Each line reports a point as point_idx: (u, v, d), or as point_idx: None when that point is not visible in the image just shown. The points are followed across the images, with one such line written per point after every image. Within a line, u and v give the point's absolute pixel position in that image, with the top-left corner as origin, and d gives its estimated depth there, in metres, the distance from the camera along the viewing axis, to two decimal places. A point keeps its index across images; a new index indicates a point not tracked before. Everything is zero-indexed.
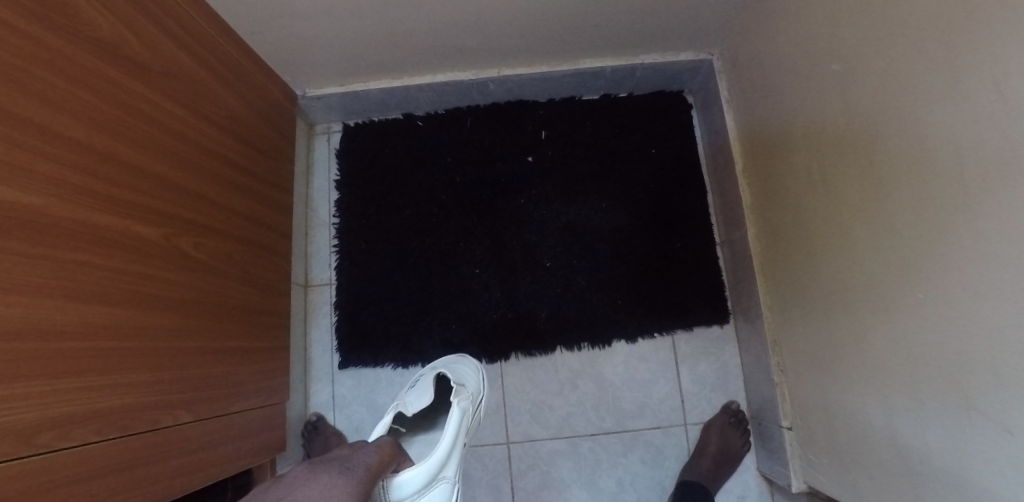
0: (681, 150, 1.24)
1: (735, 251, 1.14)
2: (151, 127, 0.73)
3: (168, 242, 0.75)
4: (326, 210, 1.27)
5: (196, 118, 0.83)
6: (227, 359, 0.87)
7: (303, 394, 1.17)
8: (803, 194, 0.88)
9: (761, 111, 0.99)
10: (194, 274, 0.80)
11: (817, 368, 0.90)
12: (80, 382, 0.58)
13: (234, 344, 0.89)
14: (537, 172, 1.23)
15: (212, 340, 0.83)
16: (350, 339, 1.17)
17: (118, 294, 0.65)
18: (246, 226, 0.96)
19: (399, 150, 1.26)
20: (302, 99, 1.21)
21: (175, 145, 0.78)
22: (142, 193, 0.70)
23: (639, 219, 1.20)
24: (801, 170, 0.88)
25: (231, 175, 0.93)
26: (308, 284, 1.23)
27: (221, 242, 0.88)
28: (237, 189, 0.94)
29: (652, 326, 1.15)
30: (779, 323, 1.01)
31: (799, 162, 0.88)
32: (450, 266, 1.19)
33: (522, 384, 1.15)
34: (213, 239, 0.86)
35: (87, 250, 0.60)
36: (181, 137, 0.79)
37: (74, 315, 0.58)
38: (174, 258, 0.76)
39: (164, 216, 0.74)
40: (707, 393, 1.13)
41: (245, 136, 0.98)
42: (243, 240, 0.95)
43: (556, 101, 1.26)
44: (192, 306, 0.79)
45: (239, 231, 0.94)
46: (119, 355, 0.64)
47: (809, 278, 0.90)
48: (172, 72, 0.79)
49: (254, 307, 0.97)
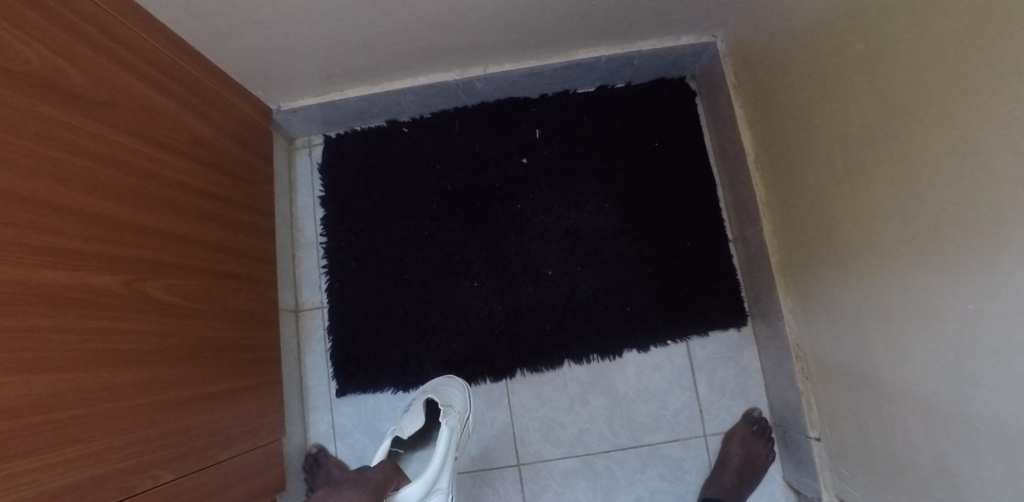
0: (686, 141, 1.15)
1: (749, 249, 1.06)
2: (101, 165, 0.66)
3: (132, 290, 0.68)
4: (313, 229, 1.20)
5: (153, 149, 0.76)
6: (209, 405, 0.81)
7: (301, 425, 1.12)
8: (825, 189, 0.80)
9: (773, 98, 0.90)
10: (164, 320, 0.74)
11: (845, 378, 0.83)
12: (41, 460, 0.53)
13: (216, 388, 0.84)
14: (533, 174, 1.15)
15: (190, 387, 0.78)
16: (346, 365, 1.12)
17: (77, 356, 0.59)
18: (222, 259, 0.90)
19: (386, 160, 1.19)
20: (278, 113, 1.13)
21: (132, 182, 0.71)
22: (97, 240, 0.64)
23: (645, 219, 1.12)
24: (821, 163, 0.80)
25: (200, 205, 0.86)
26: (299, 309, 1.17)
27: (195, 280, 0.82)
28: (208, 220, 0.87)
29: (664, 334, 1.08)
30: (801, 326, 0.94)
31: (819, 153, 0.80)
32: (447, 282, 1.12)
33: (529, 402, 1.09)
34: (185, 278, 0.79)
35: (38, 313, 0.54)
36: (138, 172, 0.72)
37: (29, 387, 0.52)
38: (140, 306, 0.69)
39: (124, 262, 0.68)
40: (726, 401, 1.07)
41: (213, 161, 0.91)
42: (219, 273, 0.89)
43: (549, 97, 1.17)
44: (165, 355, 0.73)
45: (214, 265, 0.87)
46: (82, 423, 0.59)
47: (833, 280, 0.82)
48: (123, 101, 0.72)
49: (237, 344, 0.91)
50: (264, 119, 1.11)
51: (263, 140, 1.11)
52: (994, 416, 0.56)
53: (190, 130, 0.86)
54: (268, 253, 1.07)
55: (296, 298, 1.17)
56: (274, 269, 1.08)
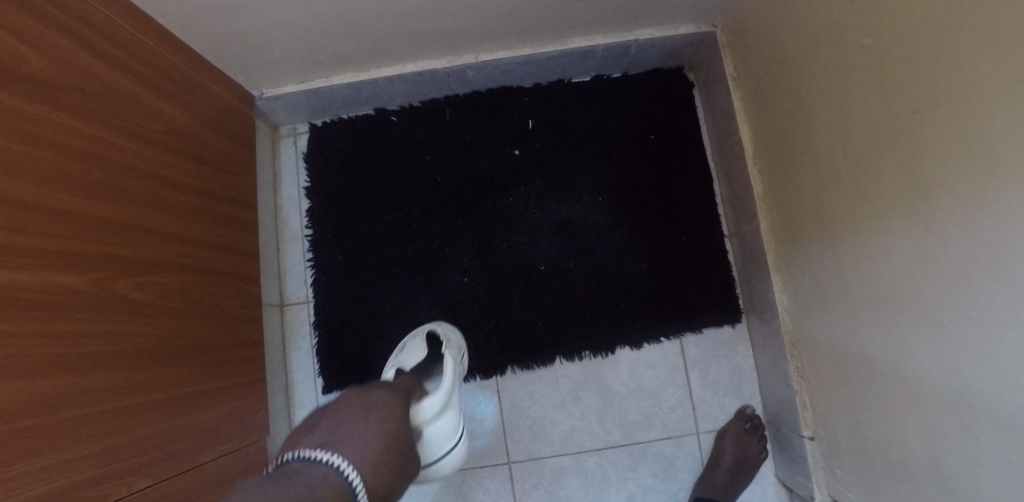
0: (683, 134, 1.12)
1: (746, 245, 1.04)
2: (68, 158, 0.62)
3: (104, 290, 0.65)
4: (297, 221, 1.16)
5: (122, 139, 0.72)
6: (187, 407, 0.78)
7: (287, 422, 1.09)
8: (824, 187, 0.78)
9: (773, 92, 0.88)
10: (138, 319, 0.70)
11: (840, 378, 0.82)
12: (17, 470, 0.50)
13: (194, 389, 0.80)
14: (525, 166, 1.12)
15: (167, 389, 0.74)
16: (333, 361, 1.09)
17: (46, 361, 0.55)
18: (200, 254, 0.86)
19: (373, 150, 1.15)
20: (260, 100, 1.09)
21: (100, 175, 0.67)
22: (65, 238, 0.60)
23: (640, 214, 1.10)
24: (821, 160, 0.78)
25: (175, 198, 0.82)
26: (283, 303, 1.13)
27: (171, 276, 0.78)
28: (184, 213, 0.83)
29: (658, 330, 1.06)
30: (797, 325, 0.92)
31: (820, 149, 0.77)
32: (436, 276, 1.09)
33: (520, 400, 1.07)
34: (160, 275, 0.76)
35: (9, 318, 0.51)
36: (107, 163, 0.68)
37: (3, 396, 0.49)
38: (111, 306, 0.66)
39: (95, 260, 0.64)
40: (719, 398, 1.06)
41: (189, 151, 0.87)
42: (197, 269, 0.85)
43: (543, 86, 1.14)
44: (139, 356, 0.70)
45: (191, 261, 0.84)
46: (52, 431, 0.55)
47: (829, 280, 0.81)
48: (90, 87, 0.67)
49: (216, 342, 0.88)
50: (244, 106, 1.06)
51: (244, 128, 1.06)
52: (990, 424, 0.55)
53: (163, 118, 0.82)
54: (250, 247, 1.03)
55: (281, 293, 1.14)
56: (257, 263, 1.05)
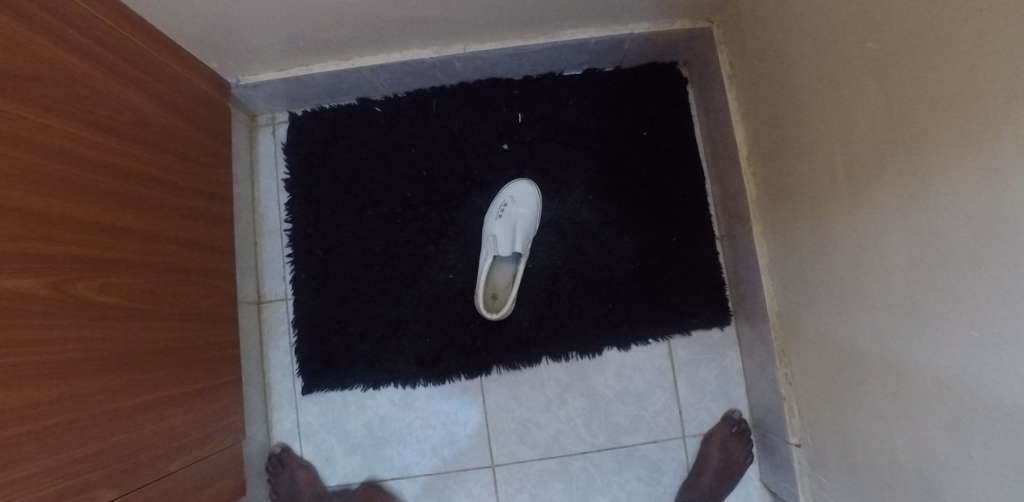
0: (676, 132, 1.10)
1: (737, 248, 1.02)
2: (25, 154, 0.57)
3: (65, 293, 0.61)
4: (276, 214, 1.12)
5: (85, 131, 0.67)
6: (155, 413, 0.74)
7: (264, 423, 1.06)
8: (819, 193, 0.76)
9: (770, 92, 0.85)
10: (102, 322, 0.66)
11: (829, 387, 0.81)
12: None
13: (163, 394, 0.77)
14: (514, 162, 1.09)
15: (135, 394, 0.71)
16: (312, 361, 1.05)
17: (6, 371, 0.52)
18: (169, 251, 0.82)
19: (356, 142, 1.10)
20: (236, 87, 1.03)
21: (60, 170, 0.62)
22: (25, 239, 0.56)
23: (631, 213, 1.07)
24: (817, 165, 0.75)
25: (144, 193, 0.77)
26: (260, 300, 1.09)
27: (137, 276, 0.74)
28: (152, 209, 0.79)
29: (647, 333, 1.04)
30: (787, 331, 0.91)
31: (817, 154, 0.75)
32: (420, 274, 1.06)
33: (505, 402, 1.04)
34: (126, 275, 0.71)
35: None
36: (67, 157, 0.64)
37: None
38: (74, 310, 0.62)
39: (55, 262, 0.60)
40: (707, 402, 1.04)
41: (158, 142, 0.82)
42: (167, 268, 0.81)
43: (533, 78, 1.10)
44: (102, 362, 0.65)
45: (160, 259, 0.79)
46: (9, 446, 0.51)
47: (821, 288, 0.79)
48: (48, 75, 0.62)
49: (187, 345, 0.84)
50: (219, 93, 1.00)
51: (219, 117, 1.01)
52: (982, 445, 0.54)
53: (129, 107, 0.77)
54: (225, 243, 0.98)
55: (258, 289, 1.09)
56: (232, 259, 1.00)
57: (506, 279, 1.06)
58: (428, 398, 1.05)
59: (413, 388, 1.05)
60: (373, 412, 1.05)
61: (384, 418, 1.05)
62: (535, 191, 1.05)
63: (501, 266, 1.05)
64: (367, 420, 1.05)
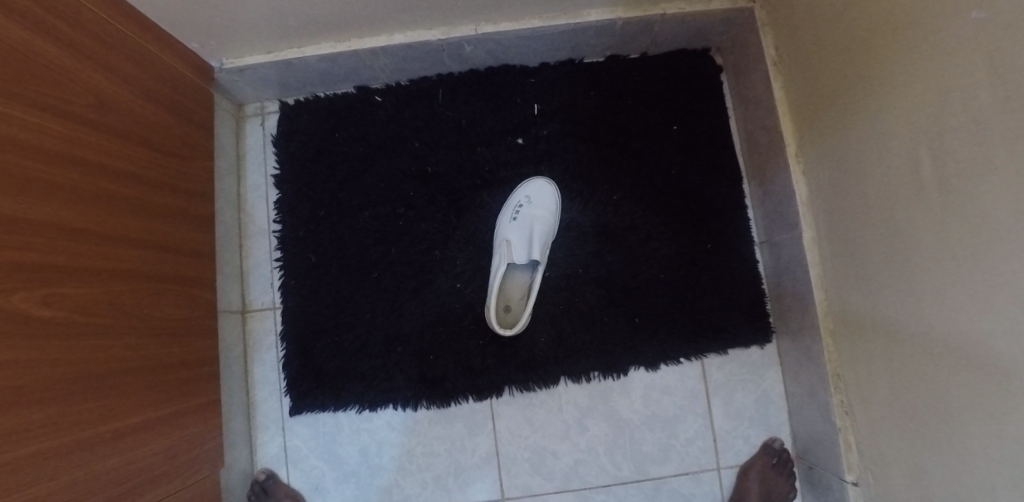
0: (710, 126, 0.98)
1: (780, 256, 0.90)
2: None
3: (8, 308, 0.50)
4: (264, 214, 1.00)
5: (39, 115, 0.56)
6: (112, 448, 0.63)
7: (247, 447, 0.94)
8: (897, 194, 0.64)
9: (830, 78, 0.73)
10: (52, 341, 0.55)
11: (902, 422, 0.69)
12: None
13: (123, 424, 0.65)
14: (529, 158, 0.97)
15: (91, 425, 0.60)
16: (302, 379, 0.94)
17: None
18: (136, 256, 0.70)
19: (354, 134, 0.99)
20: (220, 72, 0.92)
21: (6, 160, 0.51)
22: None
23: (660, 216, 0.95)
24: (896, 162, 0.64)
25: (108, 189, 0.67)
26: (245, 310, 0.98)
27: (94, 286, 0.62)
28: (116, 207, 0.67)
29: (678, 351, 0.93)
30: (844, 354, 0.79)
31: (896, 148, 0.63)
32: (424, 282, 0.95)
33: (518, 427, 0.93)
34: (81, 285, 0.60)
35: None
36: (18, 145, 0.53)
37: None
38: (18, 328, 0.51)
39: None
40: (744, 429, 0.93)
41: (125, 130, 0.71)
42: (134, 276, 0.70)
43: (551, 65, 0.98)
44: (49, 390, 0.54)
45: (124, 265, 0.68)
46: None
47: (895, 307, 0.67)
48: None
49: (157, 364, 0.72)
50: (199, 78, 0.89)
51: (199, 105, 0.90)
52: None
53: (90, 88, 0.65)
54: (204, 246, 0.87)
55: (243, 297, 0.98)
56: (213, 265, 0.89)
57: (520, 290, 0.94)
58: (432, 422, 0.94)
59: (414, 410, 0.94)
60: (370, 436, 0.94)
61: (382, 444, 0.94)
62: (553, 190, 0.94)
63: (515, 276, 0.94)
64: (362, 446, 0.94)
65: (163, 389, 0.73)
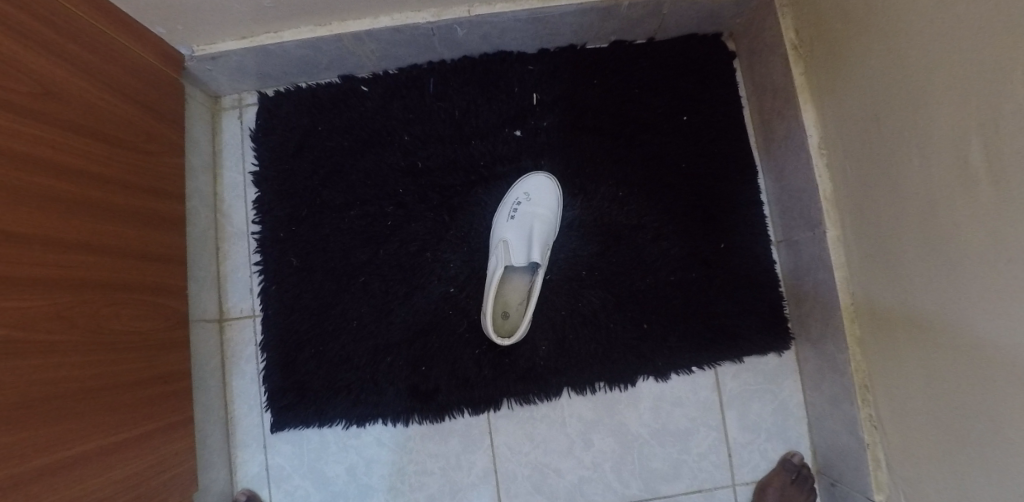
0: (722, 116, 0.91)
1: (800, 257, 0.83)
2: None
3: None
4: (242, 215, 0.93)
5: None
6: (67, 479, 0.56)
7: (226, 467, 0.87)
8: (940, 189, 0.57)
9: (861, 61, 0.66)
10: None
11: (939, 440, 0.63)
12: None
13: (80, 452, 0.58)
14: (527, 151, 0.90)
15: (46, 454, 0.53)
16: (284, 392, 0.87)
17: None
18: (93, 263, 0.63)
19: (338, 127, 0.91)
20: (191, 60, 0.84)
21: None
22: None
23: (669, 214, 0.89)
24: (940, 153, 0.57)
25: (63, 189, 0.59)
26: (222, 318, 0.91)
27: (42, 297, 0.55)
28: (69, 209, 0.60)
29: (689, 359, 0.86)
30: (873, 364, 0.73)
31: (940, 138, 0.56)
32: (415, 287, 0.88)
33: (518, 443, 0.86)
34: (34, 297, 0.53)
35: None
36: None
37: None
38: None
39: None
40: (761, 442, 0.86)
41: (82, 124, 0.64)
42: (95, 285, 0.63)
43: (551, 51, 0.91)
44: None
45: (77, 273, 0.60)
46: None
47: (934, 315, 0.61)
48: None
49: (118, 383, 0.65)
50: (168, 67, 0.81)
51: (169, 97, 0.82)
52: None
53: (41, 76, 0.58)
54: (175, 250, 0.80)
55: (220, 304, 0.91)
56: (185, 270, 0.82)
57: (519, 294, 0.87)
58: (425, 438, 0.87)
59: (405, 425, 0.87)
60: (358, 454, 0.87)
61: (371, 462, 0.87)
62: (554, 186, 0.87)
63: (513, 279, 0.87)
64: (350, 465, 0.87)
65: (128, 409, 0.66)
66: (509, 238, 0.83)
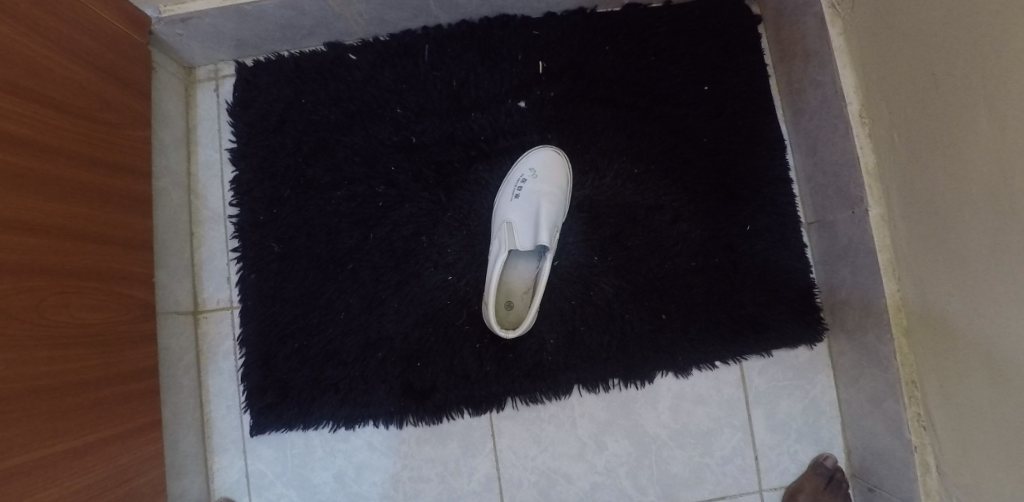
0: (747, 86, 0.83)
1: (835, 239, 0.76)
2: None
3: None
4: (219, 197, 0.85)
5: None
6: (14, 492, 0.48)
7: (201, 474, 0.79)
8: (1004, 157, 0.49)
9: (914, 12, 0.58)
10: None
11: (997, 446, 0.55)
12: None
13: (28, 461, 0.50)
14: (532, 125, 0.82)
15: None
16: (265, 392, 0.79)
17: None
18: (49, 247, 0.55)
19: (324, 99, 0.83)
20: (158, 24, 0.75)
21: None
22: None
23: (689, 194, 0.81)
24: (1005, 115, 0.49)
25: (14, 160, 0.51)
26: (196, 310, 0.82)
27: None
28: (13, 180, 0.51)
29: (713, 353, 0.78)
30: (922, 357, 0.65)
31: (1006, 97, 0.48)
32: (409, 275, 0.80)
33: (523, 447, 0.79)
34: None
35: None
36: None
37: None
38: None
39: None
40: (791, 444, 0.79)
41: (35, 90, 0.55)
42: (49, 271, 0.55)
43: (557, 15, 0.83)
44: None
45: (24, 258, 0.51)
46: None
47: (993, 304, 0.53)
48: None
49: (67, 383, 0.56)
50: (133, 31, 0.72)
51: (136, 64, 0.73)
52: None
53: None
54: (139, 234, 0.71)
55: (194, 295, 0.83)
56: (151, 256, 0.74)
57: (524, 283, 0.79)
58: (420, 441, 0.79)
59: (399, 427, 0.79)
60: (347, 459, 0.79)
61: (362, 468, 0.79)
62: (563, 164, 0.80)
63: (517, 266, 0.79)
64: (338, 471, 0.79)
65: (83, 413, 0.58)
66: (515, 221, 0.75)
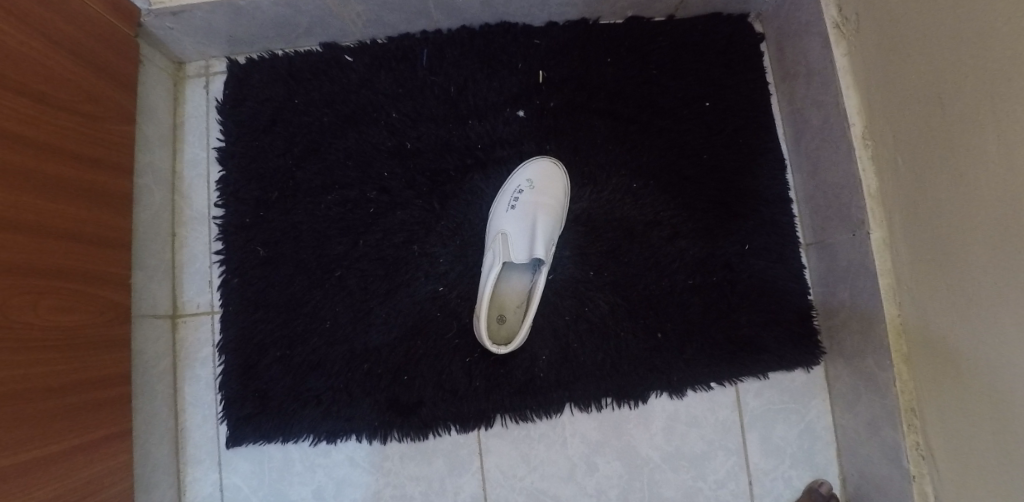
0: (749, 104, 0.82)
1: (835, 262, 0.74)
2: None
3: None
4: (204, 197, 0.82)
5: None
6: None
7: (172, 486, 0.75)
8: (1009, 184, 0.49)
9: (922, 34, 0.57)
10: None
11: (995, 477, 0.54)
12: None
13: None
14: (531, 134, 0.80)
15: None
16: (244, 402, 0.75)
17: None
18: (20, 242, 0.52)
19: (318, 100, 0.81)
20: (149, 17, 0.73)
21: None
22: None
23: (688, 210, 0.79)
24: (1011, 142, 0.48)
25: None
26: (175, 314, 0.79)
27: None
28: None
29: (708, 374, 0.76)
30: (922, 384, 0.63)
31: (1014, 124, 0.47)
32: (398, 284, 0.77)
33: (511, 466, 0.76)
34: None
35: None
36: None
37: None
38: None
39: None
40: (785, 470, 0.77)
41: (12, 77, 0.53)
42: (18, 268, 0.52)
43: (559, 25, 0.82)
44: None
45: None
46: None
47: (994, 334, 0.52)
48: None
49: (26, 389, 0.52)
50: (121, 22, 0.69)
51: (124, 57, 0.71)
52: None
53: None
54: (118, 233, 0.68)
55: (173, 297, 0.79)
56: (130, 256, 0.70)
57: (518, 296, 0.77)
58: (405, 458, 0.76)
59: (383, 443, 0.76)
60: (327, 475, 0.76)
61: (342, 484, 0.76)
62: (562, 176, 0.78)
63: (511, 278, 0.76)
64: (318, 487, 0.76)
65: (49, 420, 0.55)
66: (511, 232, 0.73)
